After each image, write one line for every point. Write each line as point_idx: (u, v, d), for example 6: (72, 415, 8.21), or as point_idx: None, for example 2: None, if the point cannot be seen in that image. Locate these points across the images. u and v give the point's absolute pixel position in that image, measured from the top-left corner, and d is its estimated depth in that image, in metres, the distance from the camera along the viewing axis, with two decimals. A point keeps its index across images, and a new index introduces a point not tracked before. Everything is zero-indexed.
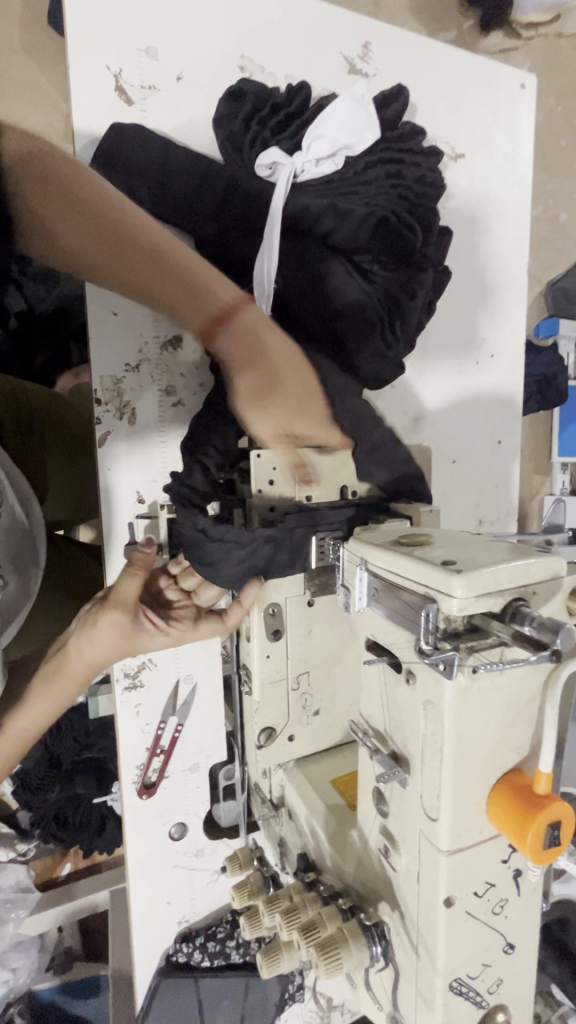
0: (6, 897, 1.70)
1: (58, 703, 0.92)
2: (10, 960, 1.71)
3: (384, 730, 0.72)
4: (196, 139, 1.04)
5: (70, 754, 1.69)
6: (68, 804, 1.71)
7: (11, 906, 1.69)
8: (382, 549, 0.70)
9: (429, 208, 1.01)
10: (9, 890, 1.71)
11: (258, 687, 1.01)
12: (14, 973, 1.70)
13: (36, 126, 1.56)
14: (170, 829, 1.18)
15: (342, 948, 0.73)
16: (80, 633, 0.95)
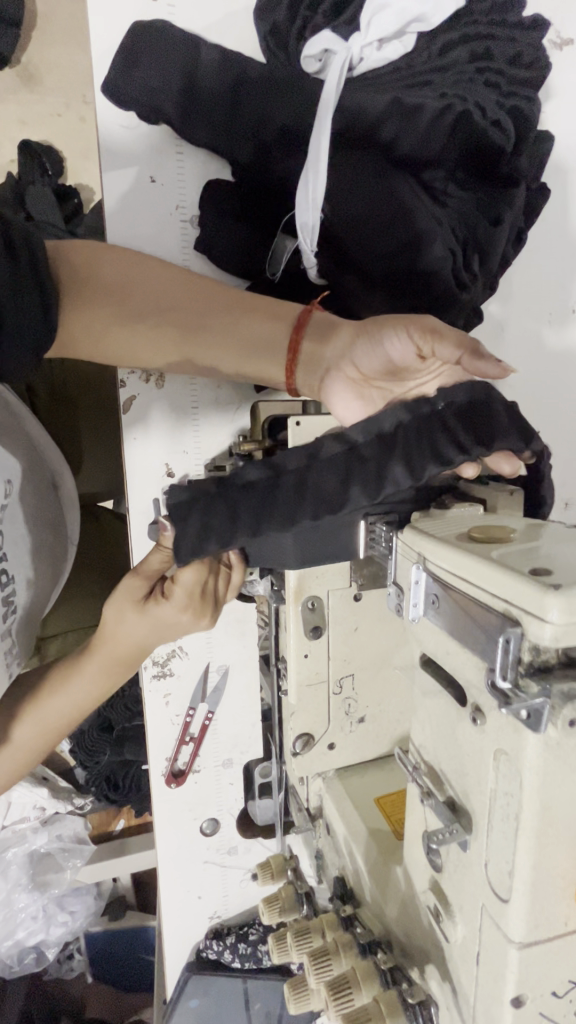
0: (64, 846, 1.69)
1: (112, 672, 0.90)
2: (69, 903, 1.74)
3: (440, 771, 0.58)
4: (233, 37, 0.86)
5: (120, 722, 1.62)
6: (118, 770, 1.68)
7: (68, 855, 1.68)
8: (445, 546, 0.55)
9: (525, 101, 0.78)
10: (67, 840, 1.70)
11: (294, 689, 0.89)
12: (72, 916, 1.73)
13: (83, 69, 1.43)
14: (202, 824, 1.11)
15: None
16: (126, 608, 0.85)
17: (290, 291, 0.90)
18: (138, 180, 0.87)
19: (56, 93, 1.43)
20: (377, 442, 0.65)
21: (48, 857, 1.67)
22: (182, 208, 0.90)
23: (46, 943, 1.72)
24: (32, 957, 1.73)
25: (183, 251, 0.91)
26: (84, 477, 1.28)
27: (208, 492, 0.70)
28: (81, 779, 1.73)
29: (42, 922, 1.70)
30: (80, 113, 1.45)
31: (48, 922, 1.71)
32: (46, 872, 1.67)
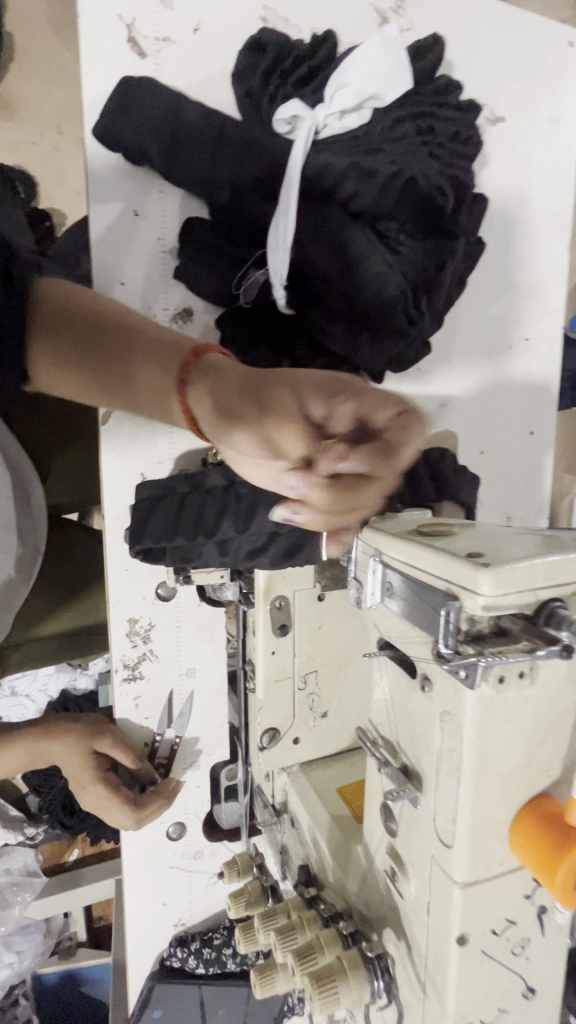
0: (13, 881, 1.61)
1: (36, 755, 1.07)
2: (16, 943, 1.63)
3: (395, 742, 0.65)
4: (213, 97, 0.97)
5: None
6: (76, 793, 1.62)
7: (17, 889, 1.60)
8: (399, 540, 0.64)
9: (462, 170, 0.92)
10: (16, 873, 1.62)
11: (262, 686, 0.95)
12: (19, 956, 1.63)
13: (59, 101, 1.51)
14: (169, 830, 1.13)
15: (340, 981, 0.68)
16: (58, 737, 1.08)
17: (259, 322, 0.99)
18: (123, 213, 0.96)
19: (31, 122, 1.50)
20: None
21: None
22: (163, 240, 0.98)
23: None
24: None
25: (163, 279, 0.99)
26: (51, 485, 1.27)
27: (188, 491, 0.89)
28: (34, 807, 1.67)
29: None
30: (53, 139, 1.52)
31: None
32: None
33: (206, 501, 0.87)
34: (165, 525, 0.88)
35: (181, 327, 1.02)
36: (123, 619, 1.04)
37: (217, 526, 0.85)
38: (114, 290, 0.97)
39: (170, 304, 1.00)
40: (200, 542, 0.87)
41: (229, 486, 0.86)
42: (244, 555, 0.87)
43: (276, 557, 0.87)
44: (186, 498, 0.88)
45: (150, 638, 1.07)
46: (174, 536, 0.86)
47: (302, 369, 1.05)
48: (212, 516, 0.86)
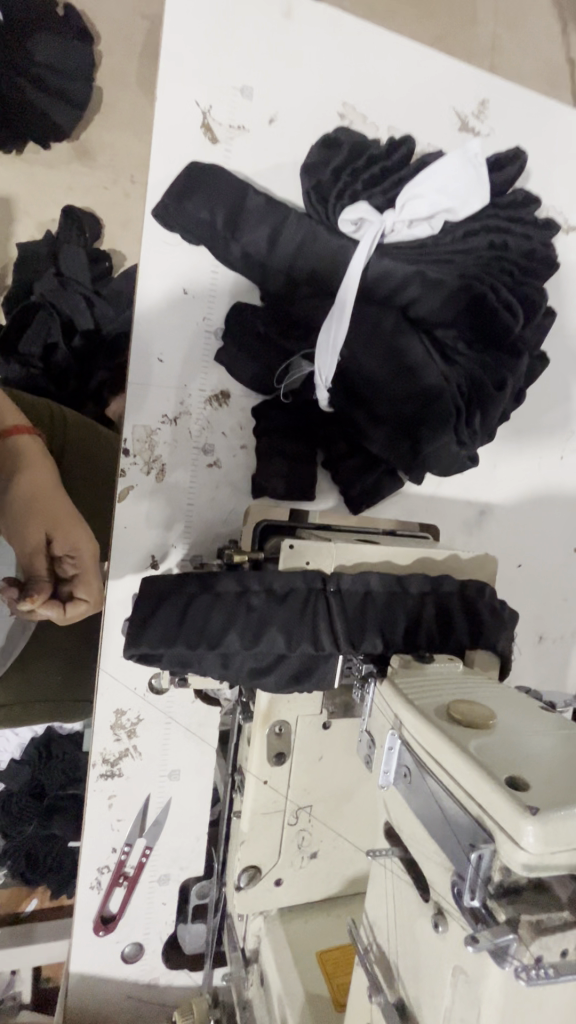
0: None
1: None
2: None
3: (391, 963, 0.54)
4: (280, 186, 0.94)
5: (53, 789, 1.51)
6: (41, 846, 1.53)
7: None
8: (419, 716, 0.55)
9: (534, 286, 0.87)
10: None
11: (248, 819, 0.84)
12: None
13: None
14: (124, 950, 1.01)
15: None
16: None
17: (298, 412, 0.96)
18: (172, 291, 0.93)
19: (107, 167, 1.42)
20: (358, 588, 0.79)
21: None
22: (208, 320, 0.95)
23: None
24: None
25: (203, 359, 0.95)
26: None
27: (195, 595, 0.81)
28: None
29: None
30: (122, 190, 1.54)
31: None
32: None
33: (213, 610, 0.79)
34: (168, 627, 0.79)
35: (215, 409, 0.97)
36: (110, 710, 0.96)
37: (221, 640, 0.78)
38: (152, 366, 0.93)
39: (207, 386, 0.96)
40: (202, 655, 0.79)
41: (240, 595, 0.80)
42: (248, 675, 0.79)
43: (281, 681, 0.79)
44: (194, 602, 0.81)
45: (135, 735, 0.98)
46: (174, 644, 0.78)
47: (336, 465, 0.98)
48: (219, 626, 0.78)
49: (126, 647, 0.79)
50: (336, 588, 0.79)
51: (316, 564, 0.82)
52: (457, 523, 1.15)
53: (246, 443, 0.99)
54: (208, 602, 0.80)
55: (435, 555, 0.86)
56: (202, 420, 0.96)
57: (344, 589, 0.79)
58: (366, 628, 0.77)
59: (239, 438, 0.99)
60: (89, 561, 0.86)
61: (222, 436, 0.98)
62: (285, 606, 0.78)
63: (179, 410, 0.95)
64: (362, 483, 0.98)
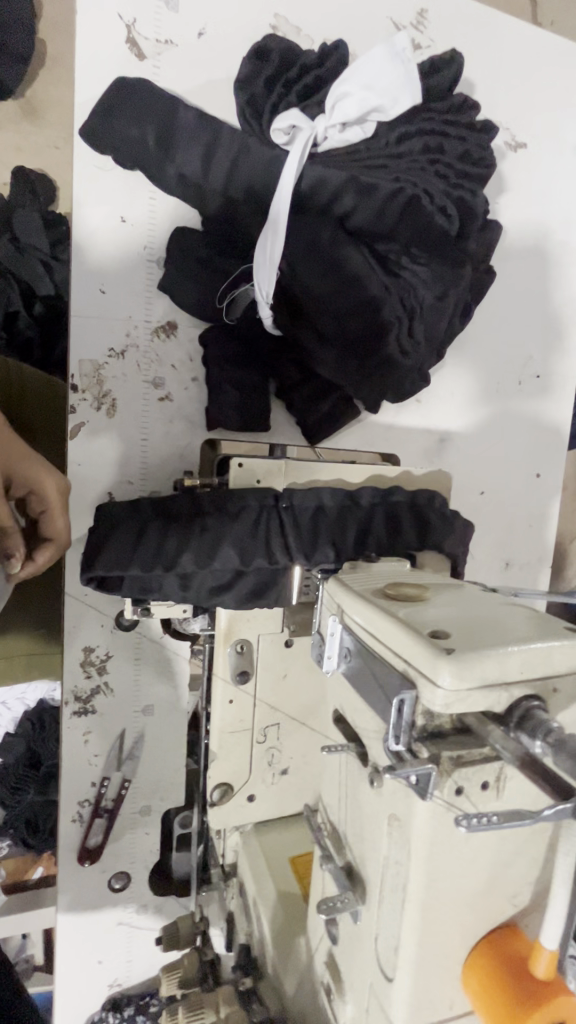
0: None
1: None
2: None
3: (341, 834, 0.56)
4: (213, 103, 0.91)
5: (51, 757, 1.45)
6: (40, 811, 1.46)
7: None
8: (357, 600, 0.56)
9: (471, 193, 0.86)
10: None
11: (216, 737, 0.86)
12: None
13: None
14: (110, 880, 1.04)
15: None
16: None
17: (247, 339, 0.95)
18: (109, 217, 0.90)
19: (53, 125, 1.24)
20: (310, 504, 0.80)
21: None
22: (149, 248, 0.93)
23: None
24: None
25: (147, 289, 0.93)
26: None
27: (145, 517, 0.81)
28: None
29: None
30: None
31: None
32: None
33: (166, 531, 0.79)
34: (121, 553, 0.79)
35: (163, 340, 0.95)
36: (78, 648, 0.97)
37: (176, 561, 0.77)
38: (94, 297, 0.91)
39: (153, 316, 0.94)
40: (158, 576, 0.79)
41: (194, 515, 0.80)
42: (206, 593, 0.79)
43: (240, 596, 0.79)
44: (149, 525, 0.81)
45: (105, 671, 0.99)
46: (129, 566, 0.78)
47: (290, 392, 0.98)
48: (173, 547, 0.78)
49: (81, 573, 0.79)
50: (289, 504, 0.80)
51: (267, 482, 0.82)
52: (418, 453, 1.16)
53: (198, 375, 0.98)
54: (162, 525, 0.80)
55: (387, 470, 0.87)
56: (150, 352, 0.95)
57: (296, 504, 0.80)
58: (319, 539, 0.77)
59: (190, 370, 0.98)
60: (55, 497, 0.71)
61: (172, 368, 0.97)
62: (237, 523, 0.78)
63: (126, 342, 0.94)
64: (316, 409, 0.98)
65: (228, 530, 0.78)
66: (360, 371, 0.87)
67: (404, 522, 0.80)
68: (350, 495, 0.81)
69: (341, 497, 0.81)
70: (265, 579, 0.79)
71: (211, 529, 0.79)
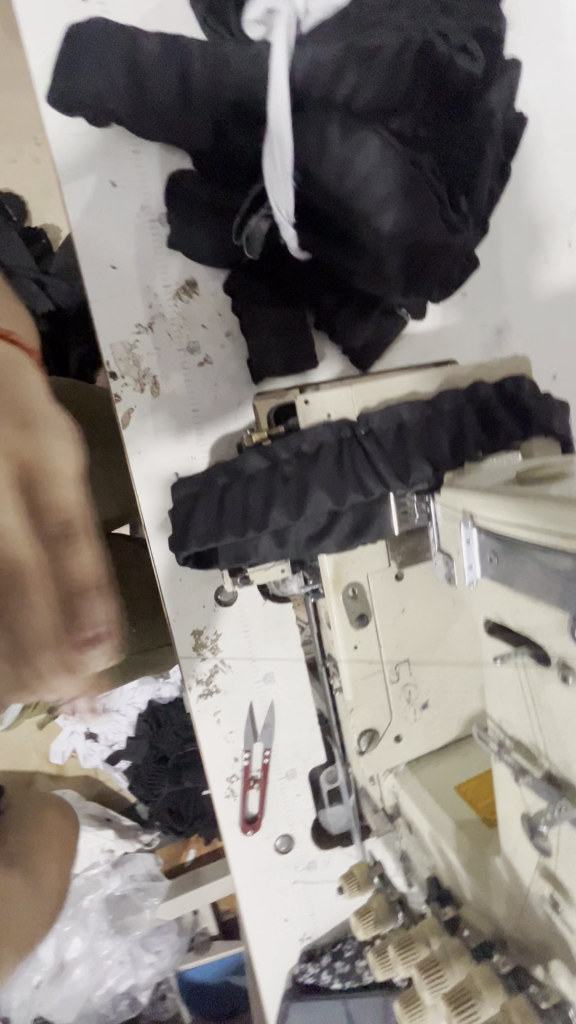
0: (138, 887, 1.51)
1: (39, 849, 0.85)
2: (153, 943, 1.52)
3: (531, 745, 0.53)
4: (171, 25, 0.83)
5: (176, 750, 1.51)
6: (180, 801, 1.54)
7: (144, 895, 1.50)
8: (489, 497, 0.50)
9: (487, 21, 0.79)
10: (140, 880, 1.51)
11: (350, 687, 0.83)
12: (158, 955, 1.52)
13: None
14: (276, 843, 1.06)
15: None
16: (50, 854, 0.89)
17: (272, 270, 0.88)
18: (99, 185, 0.84)
19: (7, 137, 1.21)
20: (392, 425, 0.74)
21: (122, 902, 1.50)
22: (147, 206, 0.86)
23: (137, 987, 1.53)
24: (125, 1005, 1.53)
25: (156, 252, 0.88)
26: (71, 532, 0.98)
27: (223, 484, 0.77)
28: (145, 813, 1.57)
29: (130, 965, 1.50)
30: None
31: (135, 966, 1.51)
32: (123, 918, 1.49)
33: (248, 491, 0.76)
34: (211, 524, 0.76)
35: (187, 302, 0.90)
36: (188, 632, 0.97)
37: (269, 518, 0.73)
38: (106, 276, 0.87)
39: (171, 279, 0.89)
40: (253, 536, 0.75)
41: (273, 467, 0.76)
42: (304, 540, 0.76)
43: (342, 538, 0.75)
44: (231, 490, 0.77)
45: (219, 649, 0.99)
46: (223, 535, 0.75)
47: (331, 319, 0.91)
48: (260, 504, 0.75)
49: (175, 551, 0.77)
50: (367, 430, 0.75)
51: (339, 414, 0.76)
52: (476, 351, 1.06)
53: (231, 330, 0.93)
54: (243, 484, 0.76)
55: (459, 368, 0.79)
56: (177, 318, 0.90)
57: (376, 428, 0.74)
58: (410, 456, 0.72)
59: (222, 325, 0.92)
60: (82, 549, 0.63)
61: (203, 328, 0.92)
62: (319, 462, 0.73)
63: (151, 314, 0.89)
64: (363, 328, 0.92)
65: (312, 472, 0.73)
66: (405, 271, 0.78)
67: (495, 416, 0.73)
68: (428, 405, 0.75)
69: (421, 409, 0.75)
70: (364, 512, 0.75)
71: (296, 475, 0.74)
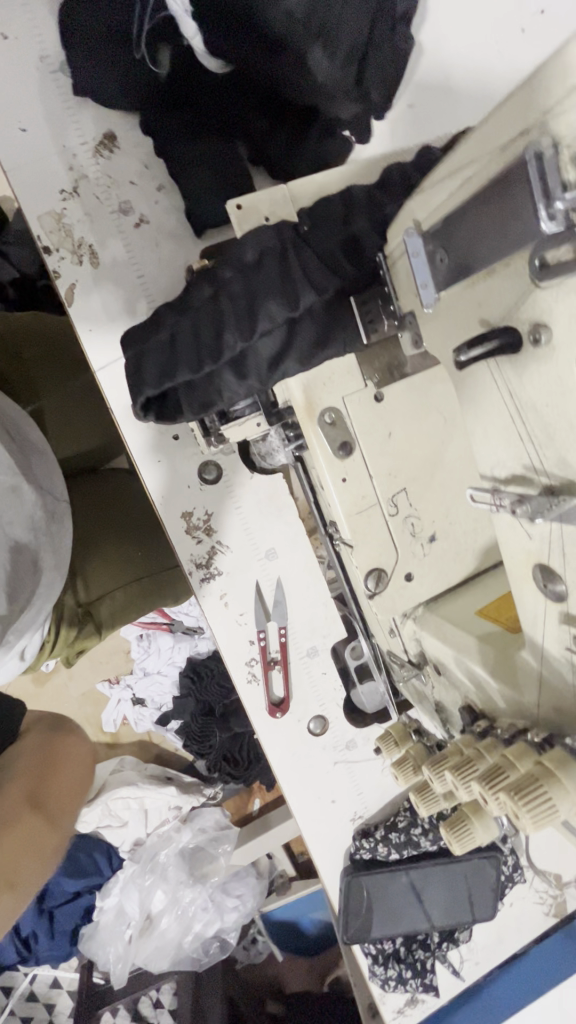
0: (211, 837, 1.45)
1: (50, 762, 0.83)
2: (234, 888, 1.47)
3: (522, 468, 0.47)
4: None
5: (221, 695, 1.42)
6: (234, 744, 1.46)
7: (217, 843, 1.45)
8: (449, 174, 0.45)
9: None
10: (210, 830, 1.45)
11: (347, 524, 0.78)
12: (241, 900, 1.47)
13: None
14: (309, 725, 1.02)
15: (550, 782, 0.46)
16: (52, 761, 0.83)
17: (188, 93, 0.81)
18: None
19: None
20: (336, 211, 0.67)
21: (196, 853, 1.46)
22: (47, 58, 0.81)
23: (225, 930, 1.47)
24: (216, 948, 1.48)
25: (66, 106, 0.82)
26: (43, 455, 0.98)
27: (169, 319, 0.71)
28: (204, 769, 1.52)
29: (214, 909, 1.45)
30: None
31: (220, 910, 1.46)
32: (201, 867, 1.45)
33: (195, 315, 0.70)
34: (163, 360, 0.71)
35: (108, 158, 0.84)
36: (178, 516, 0.93)
37: (219, 335, 0.67)
38: (17, 139, 0.81)
39: (87, 135, 0.83)
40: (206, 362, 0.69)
41: (216, 285, 0.69)
42: (263, 355, 0.70)
43: (304, 350, 0.69)
44: (178, 322, 0.71)
45: (213, 530, 0.94)
46: (176, 367, 0.70)
47: (267, 148, 0.83)
48: (208, 325, 0.68)
49: (132, 398, 0.72)
50: (311, 226, 0.68)
51: (275, 215, 0.71)
52: None
53: (162, 182, 0.87)
54: (189, 311, 0.70)
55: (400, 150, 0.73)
56: (102, 176, 0.84)
57: (320, 220, 0.67)
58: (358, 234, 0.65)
59: (151, 178, 0.86)
60: None
61: (132, 184, 0.85)
62: (262, 263, 0.67)
63: (73, 176, 0.83)
64: (304, 152, 0.82)
65: (256, 277, 0.67)
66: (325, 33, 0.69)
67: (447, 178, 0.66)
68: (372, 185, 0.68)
69: (366, 191, 0.68)
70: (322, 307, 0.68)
71: (241, 284, 0.67)
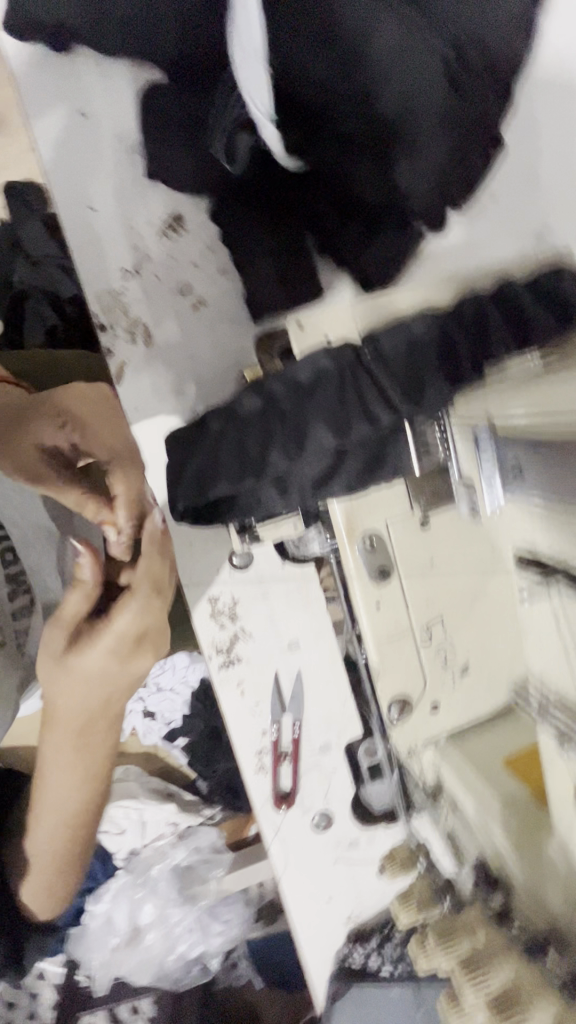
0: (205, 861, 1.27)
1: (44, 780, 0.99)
2: None
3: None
4: None
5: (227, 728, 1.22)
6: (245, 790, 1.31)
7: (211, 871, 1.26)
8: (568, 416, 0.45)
9: None
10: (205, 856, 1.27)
11: (375, 651, 0.74)
12: None
13: None
14: (314, 820, 0.99)
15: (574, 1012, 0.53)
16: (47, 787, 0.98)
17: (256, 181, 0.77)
18: (70, 120, 0.79)
19: None
20: (401, 341, 0.64)
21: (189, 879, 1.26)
22: (122, 136, 0.80)
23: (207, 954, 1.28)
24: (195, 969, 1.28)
25: (136, 186, 0.81)
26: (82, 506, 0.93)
27: (215, 428, 0.69)
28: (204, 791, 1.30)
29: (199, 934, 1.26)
30: None
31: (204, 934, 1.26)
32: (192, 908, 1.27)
33: (240, 429, 0.67)
34: (205, 469, 0.69)
35: (173, 238, 0.83)
36: (204, 600, 0.91)
37: (263, 458, 0.65)
38: (85, 218, 0.81)
39: (154, 215, 0.82)
40: (246, 481, 0.66)
41: (266, 401, 0.66)
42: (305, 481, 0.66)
43: (350, 479, 0.66)
44: (223, 432, 0.68)
45: (237, 617, 0.92)
46: (217, 480, 0.67)
47: (333, 239, 0.79)
48: (254, 444, 0.66)
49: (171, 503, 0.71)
50: (373, 351, 0.64)
51: (337, 334, 0.68)
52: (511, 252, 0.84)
53: (225, 265, 0.84)
54: (235, 424, 0.67)
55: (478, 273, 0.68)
56: (165, 257, 0.83)
57: (384, 347, 0.64)
58: (420, 373, 0.62)
59: (214, 261, 0.84)
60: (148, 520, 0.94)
61: (194, 266, 0.84)
62: (317, 390, 0.64)
63: (136, 256, 0.82)
64: (376, 247, 0.78)
65: (309, 403, 0.64)
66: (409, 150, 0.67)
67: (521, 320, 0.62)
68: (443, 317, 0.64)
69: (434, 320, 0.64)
70: (374, 443, 0.65)
71: (293, 408, 0.65)
